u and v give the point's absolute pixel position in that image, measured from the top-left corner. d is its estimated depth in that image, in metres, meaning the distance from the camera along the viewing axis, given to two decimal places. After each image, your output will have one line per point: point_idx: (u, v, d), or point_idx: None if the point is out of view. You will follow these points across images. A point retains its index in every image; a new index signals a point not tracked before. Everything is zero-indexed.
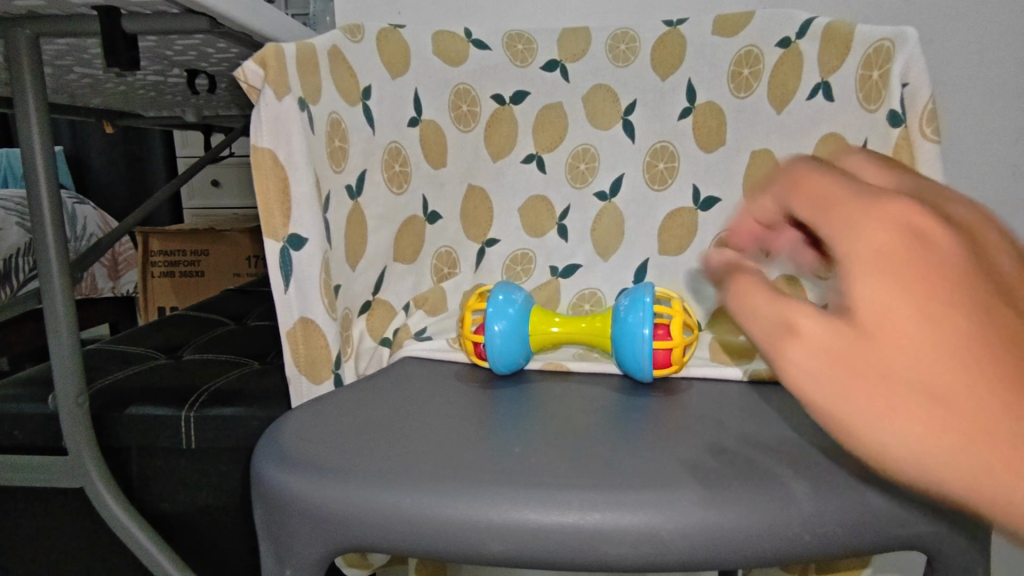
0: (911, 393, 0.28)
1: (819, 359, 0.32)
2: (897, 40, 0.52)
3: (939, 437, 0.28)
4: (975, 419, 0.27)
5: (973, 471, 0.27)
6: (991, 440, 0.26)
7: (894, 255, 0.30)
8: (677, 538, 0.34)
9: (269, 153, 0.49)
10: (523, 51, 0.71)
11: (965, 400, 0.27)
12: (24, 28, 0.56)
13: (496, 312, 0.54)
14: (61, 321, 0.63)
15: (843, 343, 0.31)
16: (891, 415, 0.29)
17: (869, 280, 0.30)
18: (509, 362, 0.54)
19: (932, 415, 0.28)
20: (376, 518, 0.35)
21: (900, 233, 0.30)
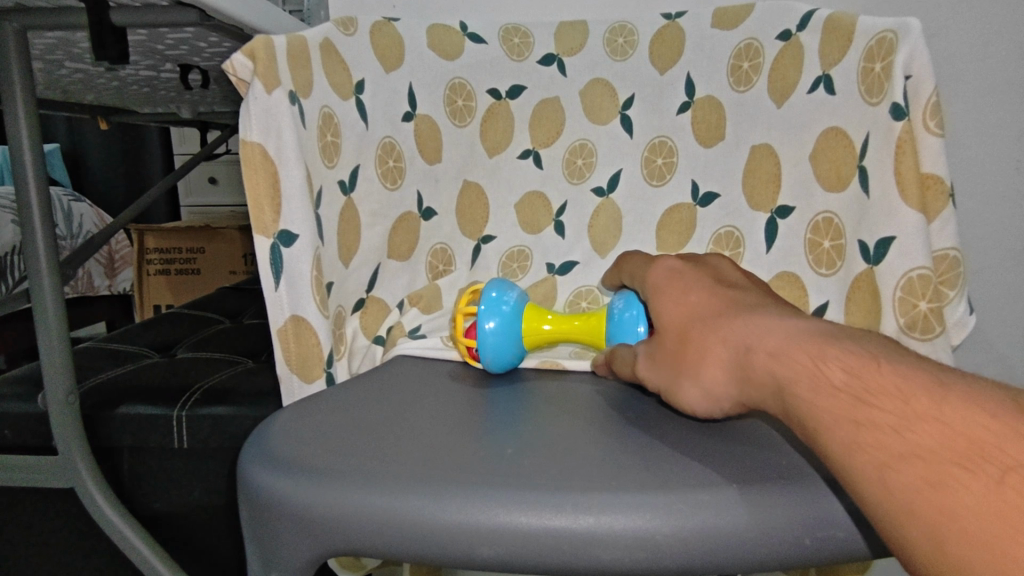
0: (697, 353, 0.37)
1: (652, 365, 0.40)
2: (900, 32, 0.51)
3: (738, 381, 0.35)
4: (743, 354, 0.34)
5: (764, 389, 0.33)
6: (755, 357, 0.33)
7: (668, 287, 0.42)
8: (673, 541, 0.33)
9: (258, 148, 0.48)
10: (520, 45, 0.70)
11: (728, 338, 0.35)
12: (10, 20, 0.55)
13: (488, 311, 0.52)
14: (50, 320, 0.62)
15: (657, 348, 0.40)
16: (708, 380, 0.36)
17: (660, 299, 0.42)
18: (501, 361, 0.53)
19: (724, 367, 0.35)
20: (364, 522, 0.34)
21: (669, 274, 0.44)
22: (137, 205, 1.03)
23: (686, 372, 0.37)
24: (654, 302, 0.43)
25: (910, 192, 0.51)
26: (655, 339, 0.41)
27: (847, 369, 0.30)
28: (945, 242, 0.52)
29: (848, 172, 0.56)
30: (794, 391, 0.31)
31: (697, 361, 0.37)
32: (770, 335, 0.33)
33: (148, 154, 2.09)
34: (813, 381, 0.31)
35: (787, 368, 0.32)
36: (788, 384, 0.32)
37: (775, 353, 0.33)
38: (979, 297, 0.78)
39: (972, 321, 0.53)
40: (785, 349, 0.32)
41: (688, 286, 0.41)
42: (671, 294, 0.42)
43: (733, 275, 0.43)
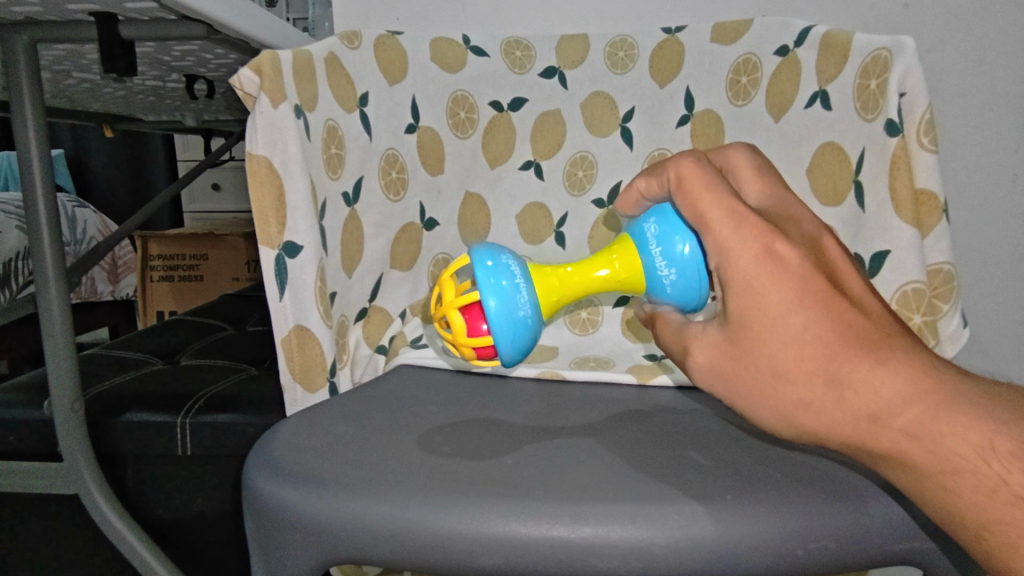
0: (801, 403, 0.32)
1: (722, 385, 0.34)
2: (894, 50, 0.52)
3: (844, 439, 0.32)
4: (870, 422, 0.31)
5: (878, 458, 0.31)
6: (887, 432, 0.31)
7: (768, 293, 0.32)
8: (669, 552, 0.33)
9: (264, 161, 0.49)
10: (521, 58, 0.70)
11: (855, 399, 0.31)
12: (21, 33, 0.56)
13: (489, 290, 0.41)
14: (57, 328, 0.63)
15: (737, 371, 0.33)
16: (799, 422, 0.32)
17: (755, 316, 0.32)
18: (513, 343, 0.41)
19: (836, 423, 0.32)
20: (367, 531, 0.35)
21: (768, 263, 0.32)
22: (143, 212, 1.04)
23: (775, 408, 0.33)
24: (742, 306, 0.33)
25: (905, 209, 0.52)
26: (737, 358, 0.33)
27: (1000, 464, 0.29)
28: (939, 256, 0.53)
29: (844, 186, 0.57)
30: (934, 479, 0.30)
31: (798, 409, 0.32)
32: (911, 412, 0.30)
33: (152, 161, 2.10)
34: (959, 476, 0.29)
35: (939, 460, 0.30)
36: (925, 469, 0.30)
37: (915, 437, 0.30)
38: (975, 310, 0.79)
39: (965, 334, 0.53)
40: (931, 436, 0.30)
41: (796, 297, 0.32)
42: (773, 304, 0.32)
43: (833, 259, 0.34)
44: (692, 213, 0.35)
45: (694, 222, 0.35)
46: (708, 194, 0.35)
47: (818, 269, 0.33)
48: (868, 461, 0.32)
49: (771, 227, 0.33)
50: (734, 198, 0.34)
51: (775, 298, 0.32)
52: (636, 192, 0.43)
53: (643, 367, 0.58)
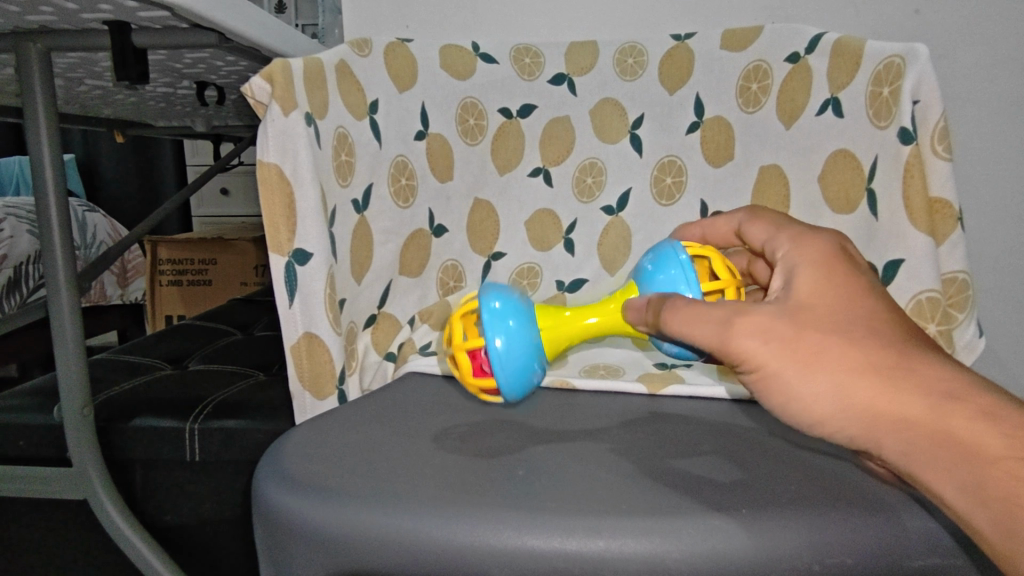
0: (866, 374, 0.34)
1: (779, 345, 0.35)
2: (907, 57, 0.52)
3: (909, 419, 0.34)
4: (944, 401, 0.33)
5: (942, 444, 0.33)
6: (959, 412, 0.33)
7: (835, 274, 0.38)
8: (681, 566, 0.33)
9: (275, 168, 0.49)
10: (530, 65, 0.70)
11: (922, 379, 0.34)
12: (36, 42, 0.56)
13: (494, 331, 0.42)
14: (67, 333, 0.63)
15: (799, 332, 0.36)
16: (856, 395, 0.34)
17: (824, 291, 0.37)
18: (519, 380, 0.43)
19: (904, 399, 0.34)
20: (379, 541, 0.34)
21: (835, 255, 0.39)
22: (153, 217, 1.05)
23: (834, 374, 0.35)
24: (807, 282, 0.38)
25: (919, 216, 0.52)
26: (799, 320, 0.36)
27: None
28: (955, 265, 0.53)
29: (857, 194, 0.57)
30: (1003, 466, 0.31)
31: (862, 378, 0.34)
32: (980, 398, 0.33)
33: (162, 166, 2.12)
34: None
35: (1016, 445, 0.32)
36: (988, 453, 0.32)
37: (993, 419, 0.33)
38: (990, 319, 0.79)
39: (982, 343, 0.53)
40: (1006, 419, 0.32)
41: (862, 288, 0.38)
42: (841, 286, 0.37)
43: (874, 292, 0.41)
44: (764, 229, 0.43)
45: (764, 237, 0.43)
46: (779, 217, 0.44)
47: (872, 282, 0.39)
48: (926, 455, 0.33)
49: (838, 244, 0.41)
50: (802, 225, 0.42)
51: (845, 283, 0.38)
52: (700, 228, 0.49)
53: (654, 375, 0.58)
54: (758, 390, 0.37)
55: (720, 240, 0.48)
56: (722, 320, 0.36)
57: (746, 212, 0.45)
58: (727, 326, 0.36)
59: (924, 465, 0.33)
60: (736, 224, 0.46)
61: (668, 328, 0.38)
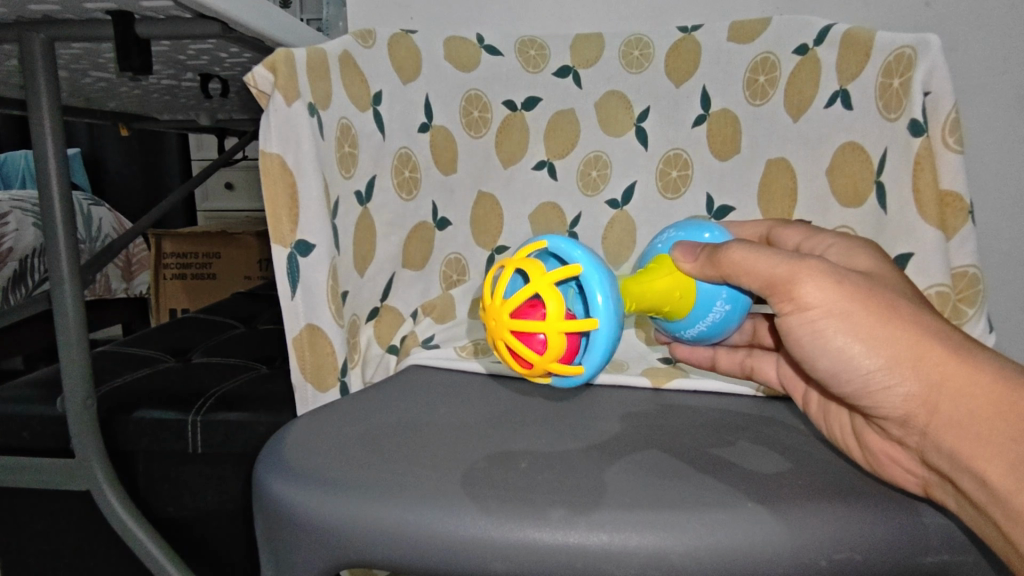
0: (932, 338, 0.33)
1: (853, 289, 0.34)
2: (918, 48, 0.52)
3: (972, 389, 0.32)
4: (1013, 379, 0.31)
5: (1006, 419, 0.31)
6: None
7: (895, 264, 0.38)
8: (685, 560, 0.32)
9: (277, 159, 0.49)
10: (535, 57, 0.70)
11: (990, 360, 0.32)
12: (39, 32, 0.56)
13: (593, 282, 0.35)
14: (70, 325, 0.63)
15: (874, 285, 0.34)
16: (925, 355, 0.33)
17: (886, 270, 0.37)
18: (614, 338, 0.36)
19: (972, 368, 0.32)
20: (381, 532, 0.34)
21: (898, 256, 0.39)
22: (157, 211, 1.04)
23: (904, 328, 0.33)
24: (874, 261, 0.38)
25: (929, 209, 0.52)
26: (873, 280, 0.35)
27: None
28: (965, 259, 0.52)
29: (865, 188, 0.57)
30: None
31: (931, 343, 0.33)
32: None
33: (167, 160, 2.12)
34: None
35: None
36: None
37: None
38: (997, 314, 0.78)
39: (992, 340, 0.52)
40: None
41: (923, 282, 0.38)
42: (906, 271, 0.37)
43: None
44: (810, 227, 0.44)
45: (799, 236, 0.43)
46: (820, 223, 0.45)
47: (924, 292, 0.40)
48: (986, 429, 0.31)
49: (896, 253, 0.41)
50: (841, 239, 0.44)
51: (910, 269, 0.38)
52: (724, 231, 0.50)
53: (658, 369, 0.57)
54: (811, 334, 0.35)
55: None
56: (793, 257, 0.35)
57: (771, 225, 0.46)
58: (800, 261, 0.35)
59: (979, 438, 0.31)
60: (764, 230, 0.46)
61: (733, 259, 0.36)
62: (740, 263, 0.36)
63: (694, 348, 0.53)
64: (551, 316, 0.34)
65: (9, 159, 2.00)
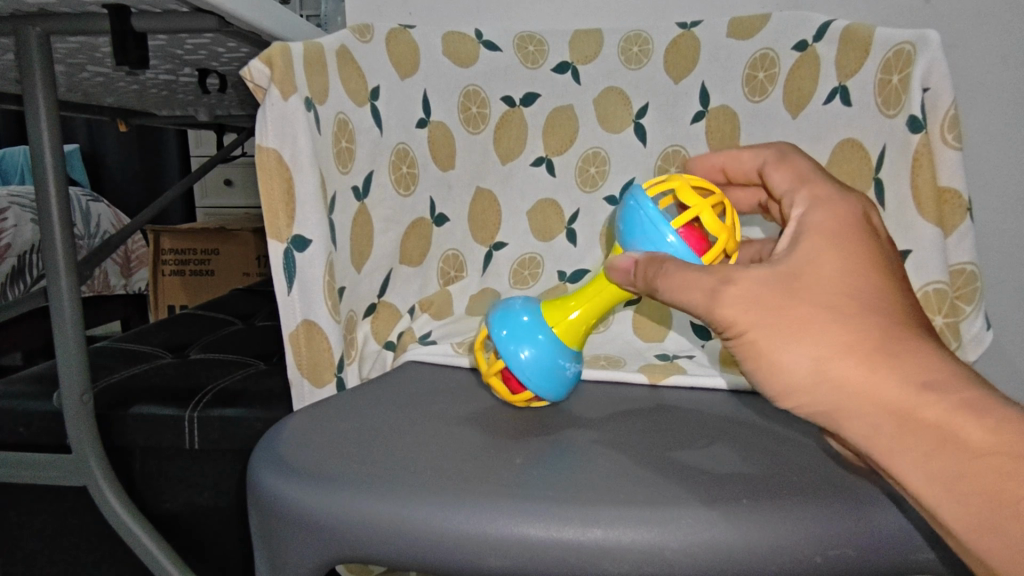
0: (845, 351, 0.31)
1: (764, 313, 0.33)
2: (918, 45, 0.52)
3: (879, 404, 0.31)
4: (922, 390, 0.30)
5: (914, 433, 0.30)
6: (938, 401, 0.30)
7: (843, 237, 0.35)
8: (681, 556, 0.32)
9: (274, 153, 0.49)
10: (534, 53, 0.69)
11: (903, 364, 0.31)
12: (34, 25, 0.56)
13: (521, 343, 0.46)
14: (66, 320, 0.62)
15: (785, 299, 0.33)
16: (834, 371, 0.31)
17: (823, 258, 0.35)
18: (546, 383, 0.45)
19: (878, 381, 0.31)
20: (375, 527, 0.34)
21: (852, 226, 0.36)
22: (156, 207, 1.04)
23: (815, 346, 0.32)
24: (809, 244, 0.35)
25: (928, 207, 0.52)
26: (788, 289, 0.34)
27: None
28: (962, 256, 0.53)
29: (864, 184, 0.56)
30: (990, 462, 0.28)
31: (841, 358, 0.31)
32: (962, 389, 0.30)
33: (166, 156, 2.12)
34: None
35: (1000, 441, 0.28)
36: (973, 445, 0.29)
37: (970, 410, 0.29)
38: (996, 312, 0.78)
39: (989, 337, 0.53)
40: (993, 412, 0.29)
41: (872, 260, 0.35)
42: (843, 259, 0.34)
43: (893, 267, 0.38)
44: (790, 177, 0.40)
45: (786, 183, 0.40)
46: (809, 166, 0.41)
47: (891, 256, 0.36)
48: (895, 441, 0.30)
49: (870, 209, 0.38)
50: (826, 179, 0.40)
51: (852, 250, 0.35)
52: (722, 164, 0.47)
53: (655, 366, 0.57)
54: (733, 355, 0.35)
55: (745, 176, 0.45)
56: (704, 285, 0.35)
57: (775, 153, 0.42)
58: (712, 291, 0.35)
59: (890, 452, 0.31)
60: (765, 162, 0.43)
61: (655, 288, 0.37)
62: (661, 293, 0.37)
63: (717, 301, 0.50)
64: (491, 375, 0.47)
65: (9, 155, 1.99)
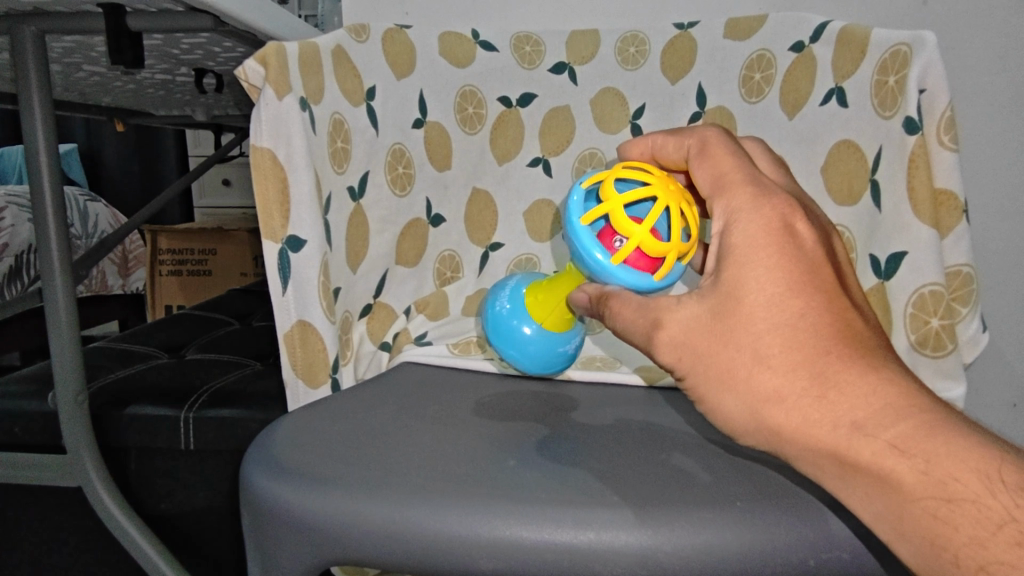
0: (775, 398, 0.30)
1: (693, 360, 0.33)
2: (914, 45, 0.52)
3: (813, 451, 0.30)
4: (852, 434, 0.28)
5: (852, 478, 0.29)
6: (871, 444, 0.28)
7: (768, 263, 0.32)
8: (675, 560, 0.32)
9: (268, 153, 0.49)
10: (531, 53, 0.69)
11: (835, 405, 0.29)
12: (29, 24, 0.55)
13: (522, 321, 0.48)
14: (61, 320, 0.62)
15: (710, 344, 0.32)
16: (770, 417, 0.30)
17: (744, 284, 0.32)
18: (547, 360, 0.48)
19: (808, 429, 0.29)
20: (367, 531, 0.34)
21: (772, 238, 0.32)
22: (154, 207, 1.04)
23: (748, 393, 0.31)
24: (732, 276, 0.32)
25: (923, 208, 0.52)
26: (715, 333, 0.32)
27: (1006, 497, 0.26)
28: (959, 258, 0.52)
29: (860, 185, 0.56)
30: (923, 505, 0.27)
31: (770, 403, 0.30)
32: (896, 424, 0.28)
33: (165, 156, 2.12)
34: (956, 504, 0.26)
35: (931, 483, 0.27)
36: (907, 486, 0.27)
37: (900, 452, 0.28)
38: (993, 314, 0.78)
39: (985, 338, 0.54)
40: (923, 451, 0.27)
41: (799, 279, 0.32)
42: (767, 283, 0.31)
43: (842, 261, 0.35)
44: (711, 173, 0.36)
45: (709, 185, 0.36)
46: (729, 158, 0.36)
47: (827, 260, 0.33)
48: (838, 483, 0.29)
49: (794, 205, 0.34)
50: (753, 177, 0.35)
51: (776, 269, 0.32)
52: (652, 144, 0.42)
53: (651, 367, 0.57)
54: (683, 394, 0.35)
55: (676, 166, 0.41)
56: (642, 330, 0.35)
57: (697, 142, 0.38)
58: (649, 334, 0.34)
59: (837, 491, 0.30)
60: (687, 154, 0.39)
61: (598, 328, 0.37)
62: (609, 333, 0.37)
63: None
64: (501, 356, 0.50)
65: (8, 154, 1.99)
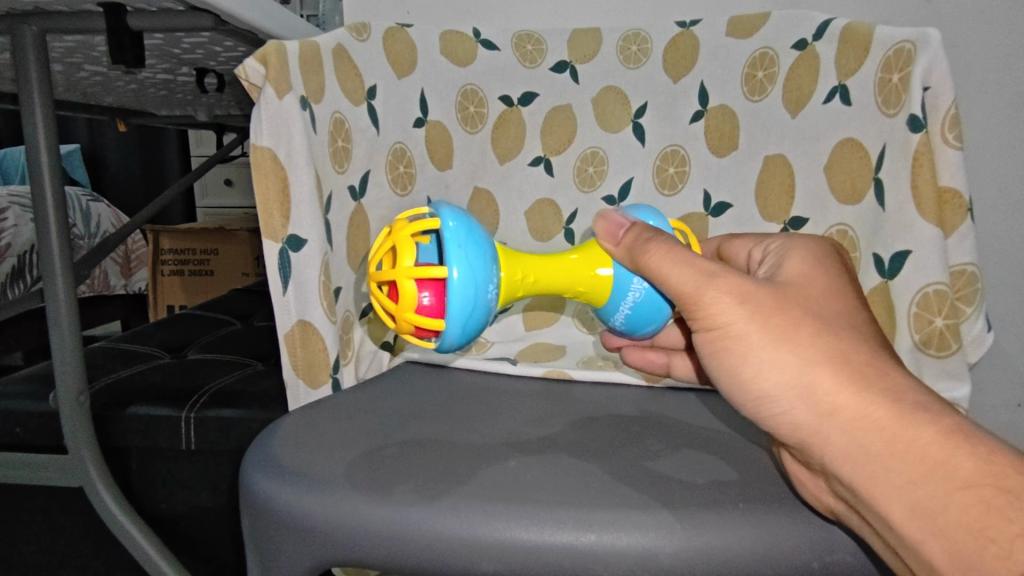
0: (834, 366, 0.32)
1: (757, 308, 0.34)
2: (918, 43, 0.51)
3: (866, 423, 0.31)
4: (913, 410, 0.31)
5: (901, 459, 0.30)
6: (925, 421, 0.30)
7: (824, 269, 0.36)
8: (676, 562, 0.32)
9: (268, 153, 0.48)
10: (532, 52, 0.69)
11: (893, 384, 0.32)
12: (30, 24, 0.55)
13: (454, 256, 0.38)
14: (62, 320, 0.62)
15: (778, 302, 0.34)
16: (823, 386, 0.32)
17: (811, 274, 0.36)
18: (471, 311, 0.39)
19: (866, 398, 0.31)
20: (374, 532, 0.33)
21: (833, 256, 0.38)
22: (155, 207, 1.04)
23: (806, 349, 0.33)
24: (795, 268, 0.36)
25: (928, 208, 0.51)
26: (784, 295, 0.34)
27: None
28: (964, 256, 0.52)
29: (864, 185, 0.56)
30: (979, 492, 0.28)
31: (826, 367, 0.32)
32: (948, 415, 0.31)
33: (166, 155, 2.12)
34: (1016, 495, 0.27)
35: (993, 472, 0.28)
36: (960, 478, 0.29)
37: (961, 439, 0.29)
38: (997, 314, 0.78)
39: (988, 338, 0.54)
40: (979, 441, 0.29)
41: (853, 289, 0.36)
42: (832, 282, 0.36)
43: None
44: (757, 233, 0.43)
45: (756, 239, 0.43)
46: None
47: None
48: (879, 468, 0.30)
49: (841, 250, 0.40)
50: None
51: (838, 276, 0.36)
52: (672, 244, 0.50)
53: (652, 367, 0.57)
54: (719, 351, 0.35)
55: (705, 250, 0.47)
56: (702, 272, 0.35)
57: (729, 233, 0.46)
58: (707, 279, 0.35)
59: (872, 481, 0.31)
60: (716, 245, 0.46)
61: (649, 263, 0.36)
62: (656, 269, 0.36)
63: (646, 356, 0.51)
64: (399, 267, 0.39)
65: (9, 154, 1.99)
